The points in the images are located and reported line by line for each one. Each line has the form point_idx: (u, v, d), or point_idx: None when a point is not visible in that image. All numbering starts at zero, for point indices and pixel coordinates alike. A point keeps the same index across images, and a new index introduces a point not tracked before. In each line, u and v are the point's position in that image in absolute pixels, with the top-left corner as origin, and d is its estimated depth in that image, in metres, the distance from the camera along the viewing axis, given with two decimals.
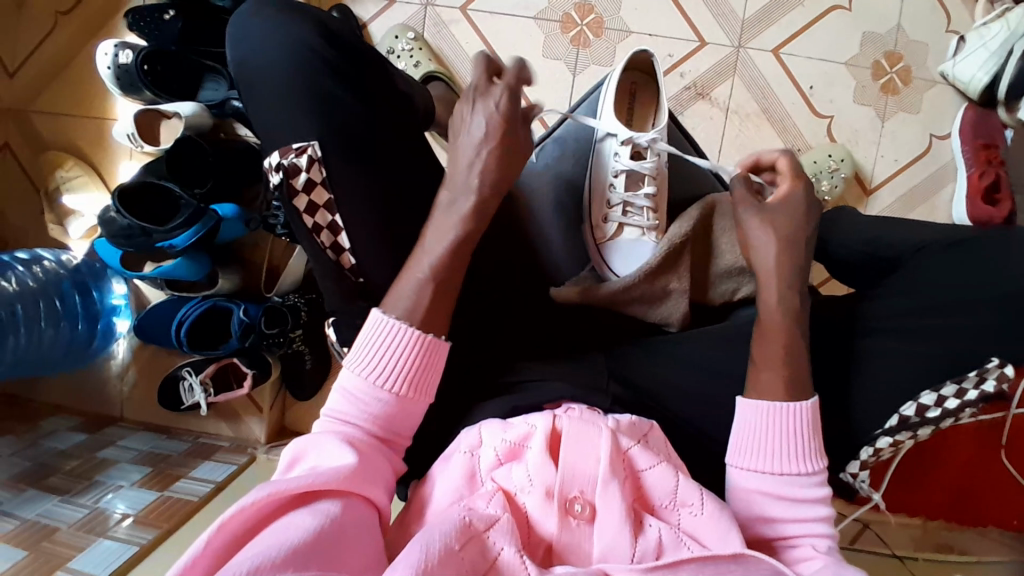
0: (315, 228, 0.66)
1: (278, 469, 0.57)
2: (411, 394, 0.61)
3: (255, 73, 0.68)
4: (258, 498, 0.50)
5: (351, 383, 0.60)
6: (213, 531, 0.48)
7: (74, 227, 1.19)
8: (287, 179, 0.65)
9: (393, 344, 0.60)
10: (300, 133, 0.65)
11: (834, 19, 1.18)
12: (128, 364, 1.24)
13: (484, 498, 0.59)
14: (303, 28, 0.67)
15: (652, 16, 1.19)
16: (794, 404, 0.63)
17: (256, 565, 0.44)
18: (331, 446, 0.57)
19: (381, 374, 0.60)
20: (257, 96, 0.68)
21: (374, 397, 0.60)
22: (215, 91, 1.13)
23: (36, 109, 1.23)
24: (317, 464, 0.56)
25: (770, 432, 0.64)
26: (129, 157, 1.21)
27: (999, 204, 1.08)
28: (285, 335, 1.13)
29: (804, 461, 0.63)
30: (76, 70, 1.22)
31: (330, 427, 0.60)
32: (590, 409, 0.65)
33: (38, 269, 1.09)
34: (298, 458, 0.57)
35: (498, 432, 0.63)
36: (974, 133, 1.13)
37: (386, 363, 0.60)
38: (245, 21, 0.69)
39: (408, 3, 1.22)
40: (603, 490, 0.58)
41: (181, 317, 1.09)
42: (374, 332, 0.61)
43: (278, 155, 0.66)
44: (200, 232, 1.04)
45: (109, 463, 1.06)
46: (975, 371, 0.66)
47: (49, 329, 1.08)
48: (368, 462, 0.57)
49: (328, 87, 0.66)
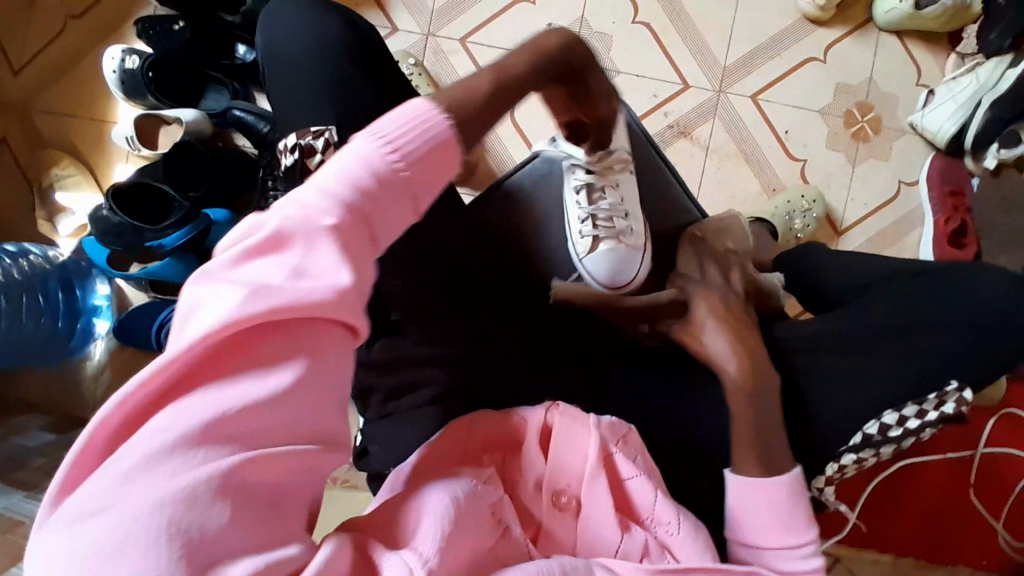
0: None
1: (250, 235, 0.42)
2: (424, 207, 0.47)
3: (281, 58, 0.72)
4: (218, 327, 0.38)
5: (359, 158, 0.44)
6: (163, 358, 0.37)
7: (64, 225, 1.19)
8: (302, 158, 0.66)
9: (419, 150, 0.46)
10: (319, 117, 0.69)
11: (809, 70, 1.26)
12: (103, 366, 1.23)
13: (482, 474, 0.59)
14: (334, 22, 0.72)
15: (641, 57, 1.27)
16: (770, 480, 0.64)
17: (211, 427, 0.37)
18: (328, 241, 0.42)
19: (397, 173, 0.45)
20: (274, 92, 0.73)
21: (384, 193, 0.45)
22: (217, 100, 1.17)
23: (36, 109, 1.25)
24: (303, 259, 0.41)
25: (757, 507, 0.64)
26: (125, 160, 1.23)
27: (966, 248, 1.16)
28: None
29: (789, 535, 0.63)
30: (83, 73, 1.26)
31: (320, 202, 0.43)
32: (575, 408, 0.66)
33: (25, 262, 1.09)
34: (283, 235, 0.42)
35: (487, 424, 0.65)
36: (941, 179, 1.20)
37: (409, 158, 0.45)
38: (274, 18, 0.74)
39: (411, 32, 1.28)
40: (591, 486, 0.60)
41: (164, 319, 1.10)
42: (402, 120, 0.46)
43: (294, 137, 0.67)
44: (190, 234, 1.04)
45: None
46: (936, 394, 0.70)
47: (29, 323, 1.07)
48: (365, 267, 0.44)
49: (349, 71, 0.70)
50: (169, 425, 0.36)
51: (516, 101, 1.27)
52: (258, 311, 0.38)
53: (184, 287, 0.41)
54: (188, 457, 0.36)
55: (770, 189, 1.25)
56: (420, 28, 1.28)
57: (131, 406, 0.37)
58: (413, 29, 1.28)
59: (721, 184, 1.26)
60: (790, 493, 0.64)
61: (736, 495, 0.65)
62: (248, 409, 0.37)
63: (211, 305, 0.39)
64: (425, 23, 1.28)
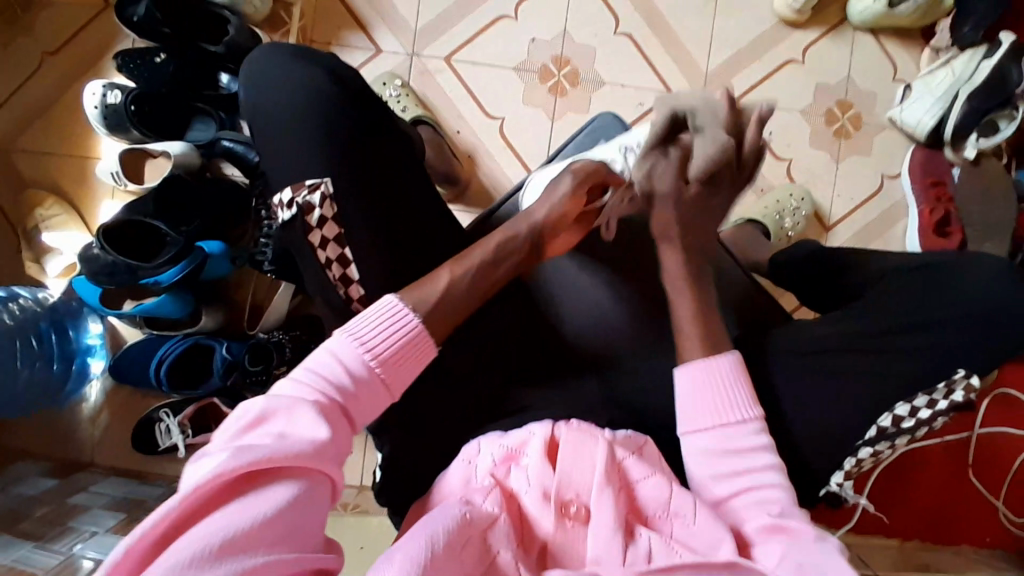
0: (326, 262, 0.70)
1: (245, 413, 0.56)
2: (389, 380, 0.62)
3: (264, 108, 0.72)
4: (227, 468, 0.50)
5: (337, 350, 0.61)
6: (178, 498, 0.49)
7: (51, 266, 1.17)
8: (301, 215, 0.69)
9: (385, 333, 0.63)
10: (312, 171, 0.70)
11: (789, 72, 1.29)
12: (100, 407, 1.20)
13: (481, 492, 0.61)
14: (314, 67, 0.72)
15: (624, 68, 1.28)
16: (717, 357, 0.68)
17: (223, 544, 0.47)
18: (309, 410, 0.57)
19: (370, 356, 0.61)
20: (266, 132, 0.72)
21: (357, 375, 0.61)
22: (203, 131, 1.16)
23: (14, 147, 1.23)
24: (288, 428, 0.55)
25: (702, 391, 0.67)
26: (111, 197, 1.21)
27: (951, 236, 1.20)
28: (268, 373, 1.11)
29: (734, 411, 0.66)
30: (63, 110, 1.23)
31: (303, 388, 0.59)
32: (589, 424, 0.67)
33: (14, 306, 1.06)
34: (272, 413, 0.56)
35: (497, 440, 0.66)
36: (923, 171, 1.25)
37: (377, 344, 0.62)
38: (262, 60, 0.73)
39: (395, 53, 1.28)
40: (599, 495, 0.60)
41: (162, 354, 1.08)
42: (373, 316, 0.63)
43: (290, 192, 0.70)
44: (186, 269, 1.04)
45: (80, 509, 1.02)
46: (944, 384, 0.72)
47: (24, 368, 1.05)
48: (339, 436, 0.58)
49: (334, 119, 0.70)
50: (182, 546, 0.46)
51: (503, 116, 1.28)
52: (254, 461, 0.51)
53: (192, 459, 0.53)
54: (202, 566, 0.45)
55: (758, 190, 1.28)
56: (404, 49, 1.28)
57: (148, 544, 0.47)
58: (397, 50, 1.28)
59: None
60: (731, 373, 0.67)
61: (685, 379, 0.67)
62: (243, 532, 0.48)
63: (219, 455, 0.51)
64: (408, 43, 1.28)
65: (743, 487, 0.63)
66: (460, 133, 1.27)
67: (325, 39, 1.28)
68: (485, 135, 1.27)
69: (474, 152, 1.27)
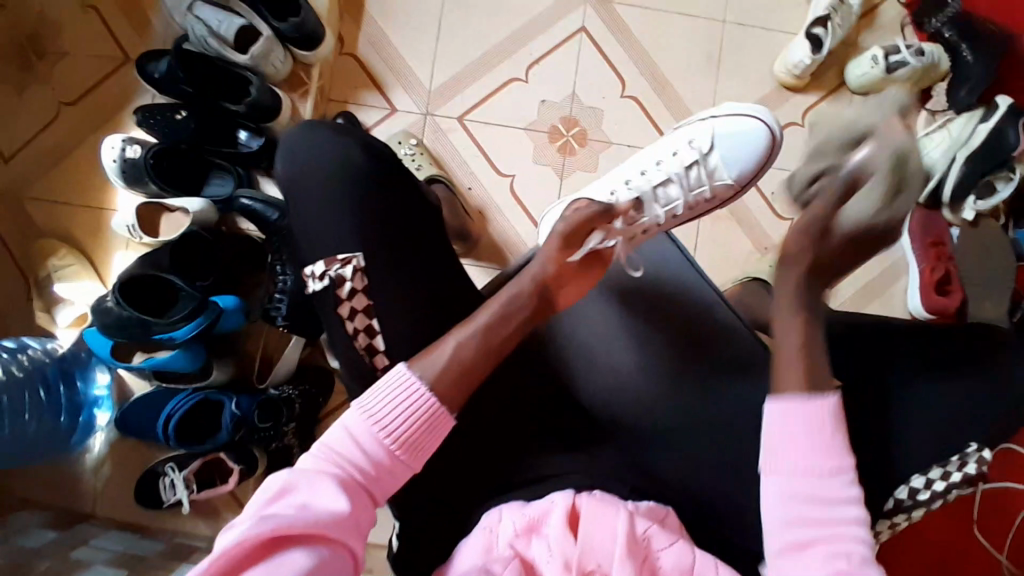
0: (354, 331, 0.75)
1: (269, 485, 0.57)
2: (406, 457, 0.63)
3: (305, 182, 0.79)
4: (252, 533, 0.51)
5: (354, 424, 0.62)
6: (208, 562, 0.50)
7: (62, 315, 1.18)
8: (333, 287, 0.75)
9: (403, 405, 0.64)
10: (346, 245, 0.76)
11: (791, 134, 1.33)
12: (103, 458, 1.19)
13: (500, 562, 0.62)
14: (355, 147, 0.79)
15: (631, 128, 1.32)
16: (816, 398, 0.66)
17: None
18: (329, 483, 0.58)
19: (387, 429, 0.62)
20: (304, 202, 0.79)
21: (375, 450, 0.62)
22: (221, 186, 1.19)
23: (30, 196, 1.25)
24: (310, 500, 0.57)
25: (796, 435, 0.65)
26: (123, 248, 1.23)
27: (951, 295, 1.21)
28: (277, 428, 1.11)
29: (828, 461, 0.64)
30: (81, 160, 1.26)
31: (323, 462, 0.60)
32: (609, 495, 0.67)
33: (24, 357, 1.07)
34: (293, 485, 0.57)
35: (518, 510, 0.66)
36: (923, 232, 1.25)
37: (393, 418, 0.63)
38: (302, 138, 0.81)
39: (409, 112, 1.32)
40: (617, 568, 0.60)
41: (169, 410, 1.06)
42: (390, 386, 0.65)
43: (323, 264, 0.76)
44: (201, 325, 1.05)
45: (81, 563, 1.00)
46: (958, 457, 0.74)
47: (31, 421, 1.04)
48: (358, 509, 0.59)
49: (372, 195, 0.78)
50: None
51: (514, 174, 1.31)
52: (276, 528, 0.52)
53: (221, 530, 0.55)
54: None
55: (761, 248, 1.31)
56: (418, 108, 1.33)
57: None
58: (411, 109, 1.33)
59: (715, 245, 1.31)
60: (826, 420, 0.65)
61: (776, 420, 0.66)
62: None
63: (243, 522, 0.52)
64: (422, 102, 1.33)
65: (825, 538, 0.62)
66: (472, 189, 1.31)
67: (342, 97, 1.33)
68: (496, 192, 1.30)
69: (485, 207, 1.30)
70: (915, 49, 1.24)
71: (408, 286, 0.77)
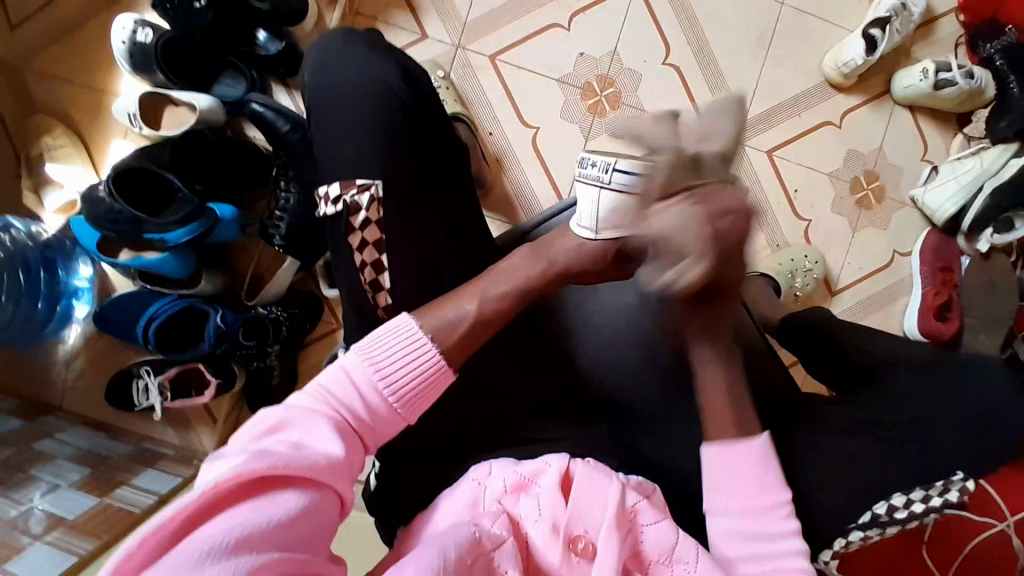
0: (361, 264, 0.71)
1: (261, 421, 0.55)
2: (403, 410, 0.61)
3: (334, 96, 0.74)
4: (247, 469, 0.49)
5: (352, 368, 0.60)
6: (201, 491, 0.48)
7: (49, 199, 1.12)
8: (347, 214, 0.71)
9: (409, 358, 0.61)
10: (366, 171, 0.72)
11: (824, 134, 1.29)
12: (77, 351, 1.16)
13: (489, 517, 0.60)
14: (390, 66, 0.75)
15: (666, 100, 1.27)
16: (746, 441, 0.65)
17: (242, 538, 0.47)
18: (324, 426, 0.56)
19: (389, 379, 0.60)
20: (327, 116, 0.74)
21: (374, 400, 0.60)
22: (231, 87, 1.11)
23: (28, 67, 1.17)
24: (303, 440, 0.55)
25: (737, 473, 0.65)
26: (123, 137, 1.16)
27: (948, 322, 1.18)
28: (261, 348, 1.08)
29: (764, 496, 0.64)
30: (85, 37, 1.17)
31: (317, 402, 0.58)
32: (605, 465, 0.67)
33: (5, 238, 1.01)
34: (287, 422, 0.56)
35: (510, 466, 0.65)
36: (933, 255, 1.24)
37: (397, 370, 0.61)
38: (338, 50, 0.76)
39: (441, 42, 1.26)
40: (606, 536, 0.59)
41: (153, 312, 1.03)
42: (395, 333, 0.62)
43: (339, 188, 0.72)
44: (195, 231, 1.00)
45: (43, 457, 0.98)
46: (941, 481, 0.69)
47: (7, 304, 1.00)
48: (352, 456, 0.57)
49: (395, 122, 0.73)
50: (201, 538, 0.46)
51: (539, 127, 1.26)
52: (271, 467, 0.51)
53: (208, 461, 0.53)
54: (225, 557, 0.45)
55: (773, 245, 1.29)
56: (451, 40, 1.26)
57: (161, 539, 0.46)
58: (443, 39, 1.26)
59: None
60: (761, 456, 0.65)
61: (715, 462, 0.65)
62: (260, 532, 0.48)
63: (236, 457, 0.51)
64: (455, 34, 1.26)
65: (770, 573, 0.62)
66: (493, 136, 1.26)
67: (370, 13, 1.25)
68: (516, 142, 1.25)
69: (503, 156, 1.25)
70: (965, 71, 1.20)
71: (420, 227, 0.73)
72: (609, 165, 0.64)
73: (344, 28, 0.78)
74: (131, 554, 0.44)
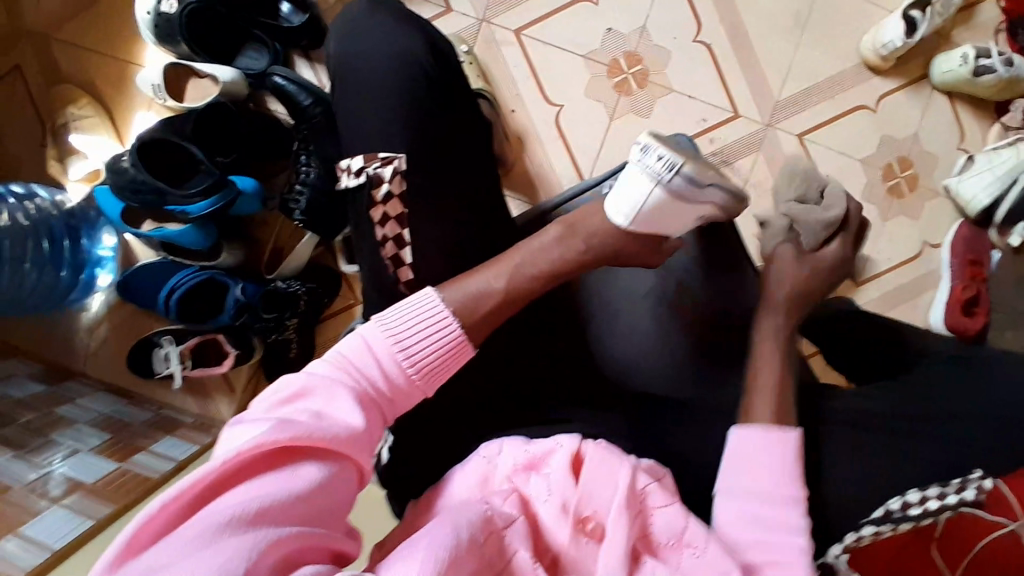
0: (382, 239, 0.71)
1: (282, 389, 0.56)
2: (422, 383, 0.61)
3: (358, 70, 0.73)
4: (268, 438, 0.50)
5: (373, 339, 0.60)
6: (222, 459, 0.48)
7: (75, 169, 1.13)
8: (370, 187, 0.71)
9: (430, 333, 0.62)
10: (390, 145, 0.71)
11: (858, 118, 1.24)
12: (100, 319, 1.18)
13: (500, 496, 0.60)
14: (416, 38, 0.73)
15: (696, 80, 1.23)
16: (781, 432, 0.65)
17: (262, 508, 0.47)
18: (345, 396, 0.57)
19: (409, 353, 0.60)
20: (350, 91, 0.73)
21: (393, 372, 0.60)
22: (255, 60, 1.11)
23: (53, 34, 1.17)
24: (324, 409, 0.56)
25: (761, 464, 0.64)
26: (146, 108, 1.16)
27: (975, 317, 1.14)
28: (280, 321, 1.10)
29: (782, 492, 0.63)
30: (110, 6, 1.16)
31: (339, 372, 0.58)
32: (617, 447, 0.66)
33: (31, 206, 1.03)
34: (308, 391, 0.56)
35: (521, 445, 0.65)
36: (964, 248, 1.20)
37: (418, 344, 0.61)
38: (365, 20, 0.74)
39: (465, 15, 1.23)
40: (616, 517, 0.59)
41: (174, 283, 1.06)
42: (418, 307, 0.62)
43: (362, 160, 0.71)
44: (217, 205, 1.00)
45: (66, 422, 1.00)
46: (958, 479, 0.67)
47: (32, 271, 1.02)
48: (371, 427, 0.58)
49: (417, 99, 0.72)
50: (223, 506, 0.46)
51: (562, 104, 1.23)
52: (291, 436, 0.51)
53: (229, 425, 0.53)
54: (246, 527, 0.45)
55: None
56: (475, 13, 1.23)
57: (181, 504, 0.46)
58: (468, 12, 1.23)
59: None
60: (785, 455, 0.64)
61: (743, 447, 0.65)
62: (282, 502, 0.48)
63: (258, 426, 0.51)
64: (480, 7, 1.23)
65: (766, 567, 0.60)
66: (516, 113, 1.23)
67: None
68: (538, 120, 1.23)
69: (524, 134, 1.23)
70: (1006, 58, 1.15)
71: (437, 204, 0.72)
72: (674, 166, 0.67)
73: None
74: (153, 518, 0.45)
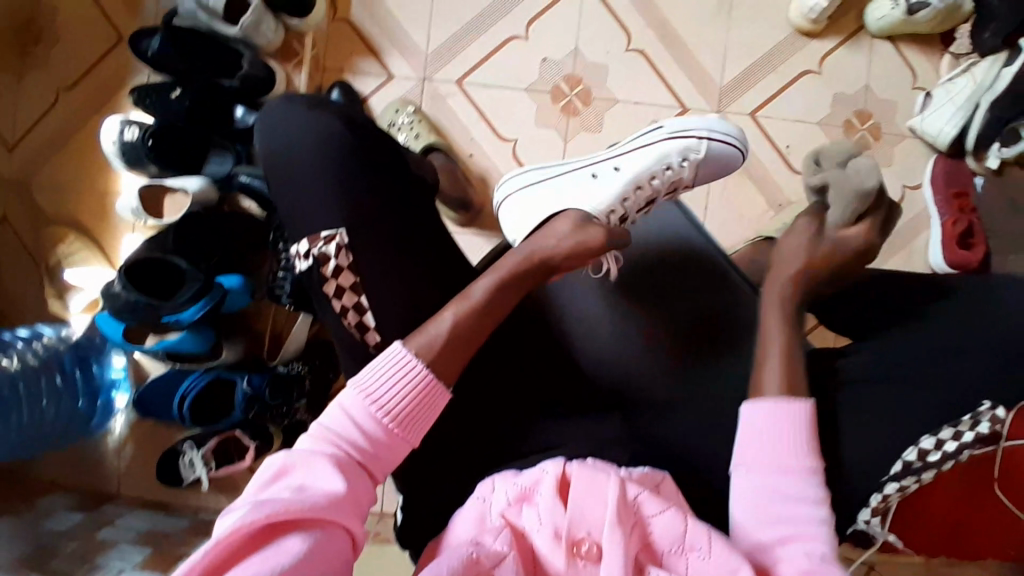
0: (342, 310, 0.74)
1: (264, 469, 0.57)
2: (403, 432, 0.62)
3: (288, 160, 0.76)
4: (248, 519, 0.51)
5: (348, 402, 0.61)
6: (207, 549, 0.50)
7: (76, 302, 1.21)
8: (318, 266, 0.74)
9: (400, 381, 0.63)
10: (328, 221, 0.74)
11: (805, 83, 1.26)
12: (124, 440, 1.22)
13: (491, 534, 0.61)
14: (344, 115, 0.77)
15: (638, 84, 1.27)
16: (795, 402, 0.67)
17: None
18: (324, 464, 0.58)
19: (383, 406, 0.62)
20: (288, 177, 0.77)
21: (372, 428, 0.61)
22: (220, 164, 1.15)
23: (35, 183, 1.25)
24: (305, 482, 0.56)
25: (770, 436, 0.67)
26: (132, 230, 1.23)
27: (974, 249, 1.14)
28: (289, 405, 1.13)
29: (796, 461, 0.65)
30: (81, 146, 1.25)
31: (318, 441, 0.60)
32: (605, 462, 0.66)
33: (39, 345, 1.09)
34: (288, 467, 0.57)
35: (510, 479, 0.65)
36: (946, 181, 1.19)
37: (391, 395, 0.62)
38: (290, 113, 0.78)
39: (407, 78, 1.29)
40: (611, 533, 0.59)
41: (184, 390, 1.09)
42: (386, 360, 0.64)
43: (307, 243, 0.74)
44: (206, 306, 1.06)
45: (107, 545, 1.03)
46: (970, 415, 0.67)
47: (50, 405, 1.08)
48: (356, 489, 0.58)
49: (356, 169, 0.75)
50: None
51: (516, 138, 1.27)
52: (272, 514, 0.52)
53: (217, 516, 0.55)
54: None
55: (777, 205, 1.26)
56: (415, 73, 1.29)
57: None
58: (408, 74, 1.29)
59: (727, 204, 1.26)
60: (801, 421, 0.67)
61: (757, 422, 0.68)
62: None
63: (238, 511, 0.52)
64: (420, 67, 1.29)
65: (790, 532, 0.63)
66: (474, 156, 1.27)
67: (336, 66, 1.30)
68: (497, 157, 1.27)
69: (487, 174, 1.27)
70: None
71: (398, 256, 0.75)
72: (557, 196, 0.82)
73: (285, 94, 0.80)
74: None
